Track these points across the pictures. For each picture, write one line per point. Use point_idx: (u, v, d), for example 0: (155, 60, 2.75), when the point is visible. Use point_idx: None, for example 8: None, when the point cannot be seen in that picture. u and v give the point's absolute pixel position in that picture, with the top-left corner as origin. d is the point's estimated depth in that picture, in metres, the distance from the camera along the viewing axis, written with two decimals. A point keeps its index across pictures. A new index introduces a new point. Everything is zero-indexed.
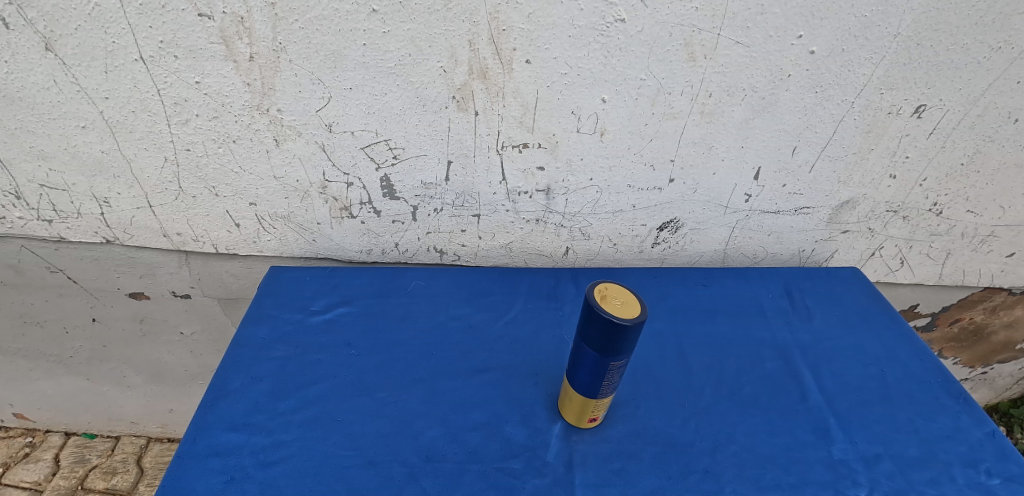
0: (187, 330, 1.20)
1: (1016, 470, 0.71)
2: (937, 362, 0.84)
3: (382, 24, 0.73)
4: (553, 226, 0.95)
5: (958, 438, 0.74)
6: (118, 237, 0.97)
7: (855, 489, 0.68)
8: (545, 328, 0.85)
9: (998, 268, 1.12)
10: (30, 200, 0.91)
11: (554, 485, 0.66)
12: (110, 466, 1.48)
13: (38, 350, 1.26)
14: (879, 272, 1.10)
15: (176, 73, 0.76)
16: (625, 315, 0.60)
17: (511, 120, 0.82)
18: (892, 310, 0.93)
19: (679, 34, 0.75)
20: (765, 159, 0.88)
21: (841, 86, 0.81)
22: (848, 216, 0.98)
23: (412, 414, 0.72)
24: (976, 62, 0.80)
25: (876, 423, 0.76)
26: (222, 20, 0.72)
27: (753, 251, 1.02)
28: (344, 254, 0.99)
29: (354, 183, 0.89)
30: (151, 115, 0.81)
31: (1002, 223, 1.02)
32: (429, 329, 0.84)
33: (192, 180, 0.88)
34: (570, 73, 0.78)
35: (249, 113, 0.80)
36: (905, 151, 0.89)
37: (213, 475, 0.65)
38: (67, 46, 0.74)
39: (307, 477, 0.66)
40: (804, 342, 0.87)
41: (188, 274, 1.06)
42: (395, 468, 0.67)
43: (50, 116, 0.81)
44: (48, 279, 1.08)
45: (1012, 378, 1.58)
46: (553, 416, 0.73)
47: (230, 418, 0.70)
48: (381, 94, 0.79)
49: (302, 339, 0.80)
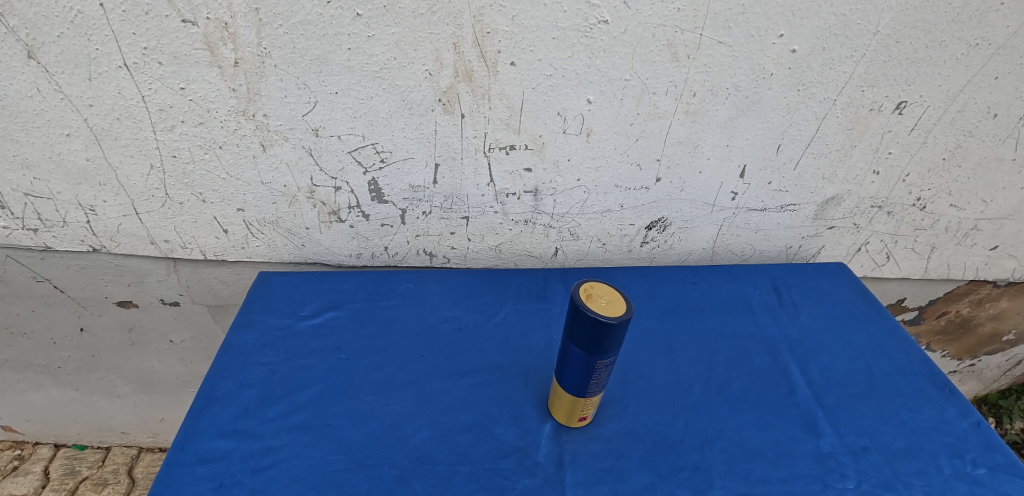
0: (176, 339, 1.20)
1: (1001, 459, 0.72)
2: (923, 354, 0.85)
3: (367, 28, 0.73)
4: (542, 227, 0.96)
5: (944, 428, 0.75)
6: (104, 245, 0.97)
7: (843, 481, 0.69)
8: (534, 329, 0.85)
9: (982, 261, 1.14)
10: (14, 210, 0.90)
11: (545, 484, 0.66)
12: (101, 477, 1.48)
13: (25, 361, 1.24)
14: (866, 267, 1.11)
15: (161, 79, 0.76)
16: (610, 313, 0.60)
17: (498, 122, 0.82)
18: (877, 305, 0.94)
19: (661, 35, 0.76)
20: (750, 157, 0.89)
21: (823, 84, 0.82)
22: (833, 213, 0.99)
23: (403, 416, 0.72)
24: (955, 58, 0.81)
25: (863, 415, 0.77)
26: (206, 26, 0.72)
27: (741, 248, 1.03)
28: (334, 259, 0.99)
29: (342, 188, 0.89)
30: (136, 122, 0.80)
31: (985, 217, 1.04)
32: (418, 331, 0.84)
33: (179, 186, 0.88)
34: (555, 75, 0.78)
35: (236, 118, 0.80)
36: (887, 147, 0.90)
37: (202, 482, 0.65)
38: (49, 53, 0.74)
39: (297, 482, 0.66)
40: (791, 337, 0.88)
41: (176, 281, 1.05)
42: (386, 471, 0.67)
43: (33, 125, 0.80)
44: (34, 289, 1.07)
45: (1000, 369, 1.60)
46: (543, 416, 0.73)
47: (219, 424, 0.70)
48: (368, 98, 0.79)
49: (291, 344, 0.80)
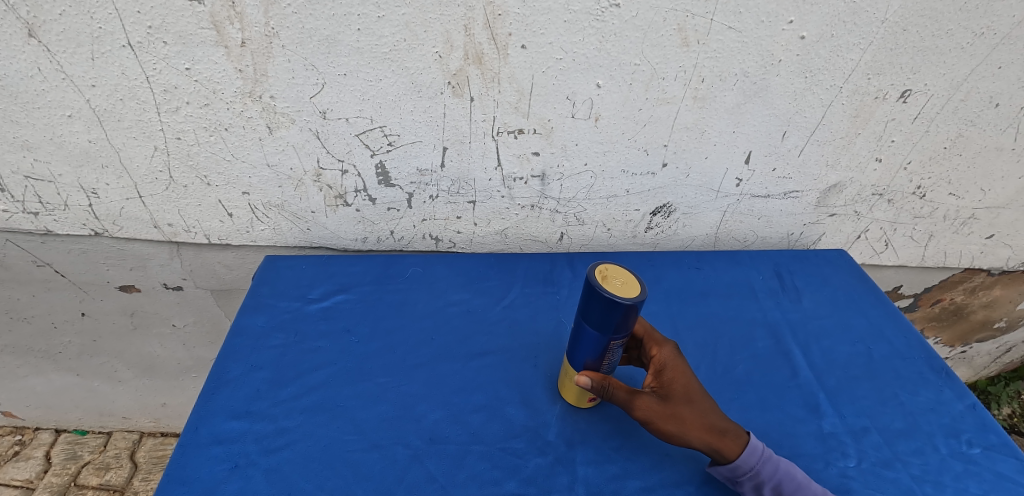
0: (179, 323, 1.20)
1: (994, 440, 0.74)
2: (920, 339, 0.87)
3: (377, 9, 0.73)
4: (548, 212, 0.96)
5: (940, 410, 0.77)
6: (106, 229, 0.96)
7: (844, 460, 0.71)
8: (542, 312, 0.86)
9: (978, 249, 1.15)
10: (15, 193, 0.89)
11: (557, 463, 0.67)
12: (103, 462, 1.47)
13: (25, 347, 1.24)
14: (864, 254, 1.12)
15: (165, 59, 0.75)
16: (624, 294, 0.61)
17: (507, 106, 0.82)
18: (878, 291, 0.95)
19: (672, 20, 0.76)
20: (756, 143, 0.89)
21: (830, 71, 0.82)
22: (835, 200, 1.00)
23: (415, 398, 0.73)
24: (960, 47, 0.82)
25: (864, 397, 0.78)
26: (212, 5, 0.71)
27: (743, 235, 1.03)
28: (339, 243, 0.99)
29: (348, 171, 0.88)
30: (139, 103, 0.79)
31: (983, 205, 1.05)
32: (427, 314, 0.84)
33: (183, 169, 0.87)
34: (566, 59, 0.78)
35: (242, 100, 0.80)
36: (891, 135, 0.91)
37: (217, 463, 0.65)
38: (50, 32, 0.73)
39: (311, 462, 0.66)
40: (794, 321, 0.89)
41: (180, 265, 1.05)
42: (400, 451, 0.67)
43: (34, 106, 0.79)
44: (34, 274, 1.06)
45: (990, 356, 1.63)
46: (553, 397, 0.74)
47: (232, 406, 0.70)
48: (376, 80, 0.79)
49: (300, 326, 0.80)
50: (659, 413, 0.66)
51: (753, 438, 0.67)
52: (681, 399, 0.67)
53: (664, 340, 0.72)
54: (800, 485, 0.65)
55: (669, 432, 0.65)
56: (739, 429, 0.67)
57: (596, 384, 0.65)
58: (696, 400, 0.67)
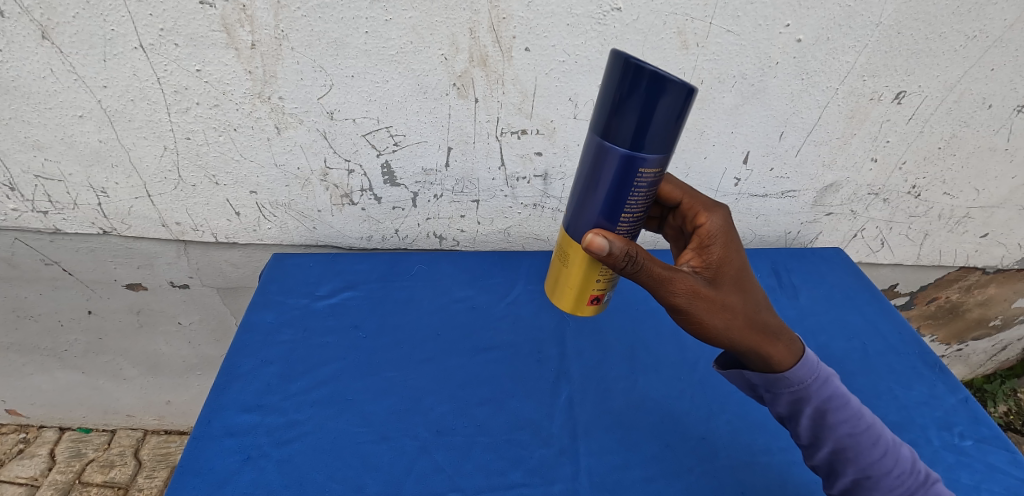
0: (185, 321, 1.21)
1: (986, 432, 0.75)
2: (915, 335, 0.89)
3: (385, 12, 0.75)
4: (550, 211, 0.98)
5: (933, 404, 0.79)
6: (115, 227, 0.97)
7: None
8: (544, 309, 0.87)
9: (973, 248, 1.17)
10: (25, 192, 0.91)
11: (561, 454, 0.69)
12: (108, 459, 1.48)
13: (31, 344, 1.25)
14: (861, 253, 1.14)
15: (177, 61, 0.77)
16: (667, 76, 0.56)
17: (511, 107, 0.84)
18: (873, 289, 0.97)
19: (672, 23, 0.77)
20: (753, 144, 0.91)
21: (826, 73, 0.84)
22: (831, 199, 1.02)
23: (422, 391, 0.75)
24: (953, 50, 0.84)
25: (859, 391, 0.80)
26: (223, 8, 0.73)
27: (741, 233, 1.05)
28: (344, 241, 1.01)
29: (355, 171, 0.90)
30: (150, 104, 0.81)
31: (977, 205, 1.07)
32: (433, 311, 0.86)
33: (192, 169, 0.89)
34: (568, 61, 0.80)
35: (251, 101, 0.81)
36: (885, 136, 0.93)
37: (230, 454, 0.67)
38: (64, 34, 0.74)
39: (322, 453, 0.68)
40: (791, 317, 0.90)
41: (187, 263, 1.06)
42: (408, 442, 0.69)
43: (46, 106, 0.81)
44: (42, 272, 1.07)
45: (985, 354, 1.65)
46: (557, 391, 0.76)
47: (243, 399, 0.72)
48: (383, 82, 0.80)
49: (309, 322, 0.82)
50: (707, 297, 0.66)
51: (808, 352, 0.67)
52: (732, 288, 0.68)
53: (715, 213, 0.74)
54: (843, 405, 0.66)
55: (715, 325, 0.66)
56: (793, 337, 0.68)
57: (624, 244, 0.63)
58: (749, 291, 0.68)
